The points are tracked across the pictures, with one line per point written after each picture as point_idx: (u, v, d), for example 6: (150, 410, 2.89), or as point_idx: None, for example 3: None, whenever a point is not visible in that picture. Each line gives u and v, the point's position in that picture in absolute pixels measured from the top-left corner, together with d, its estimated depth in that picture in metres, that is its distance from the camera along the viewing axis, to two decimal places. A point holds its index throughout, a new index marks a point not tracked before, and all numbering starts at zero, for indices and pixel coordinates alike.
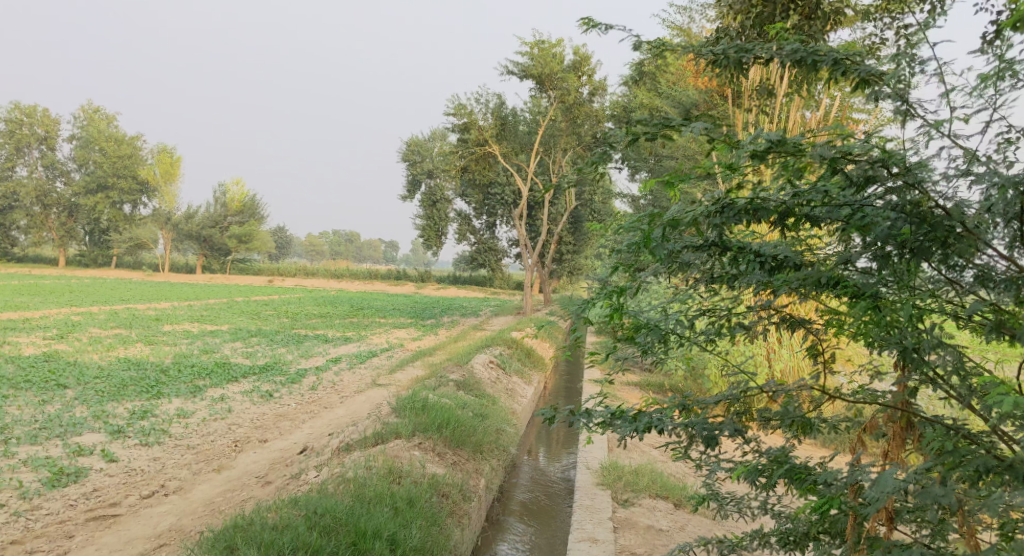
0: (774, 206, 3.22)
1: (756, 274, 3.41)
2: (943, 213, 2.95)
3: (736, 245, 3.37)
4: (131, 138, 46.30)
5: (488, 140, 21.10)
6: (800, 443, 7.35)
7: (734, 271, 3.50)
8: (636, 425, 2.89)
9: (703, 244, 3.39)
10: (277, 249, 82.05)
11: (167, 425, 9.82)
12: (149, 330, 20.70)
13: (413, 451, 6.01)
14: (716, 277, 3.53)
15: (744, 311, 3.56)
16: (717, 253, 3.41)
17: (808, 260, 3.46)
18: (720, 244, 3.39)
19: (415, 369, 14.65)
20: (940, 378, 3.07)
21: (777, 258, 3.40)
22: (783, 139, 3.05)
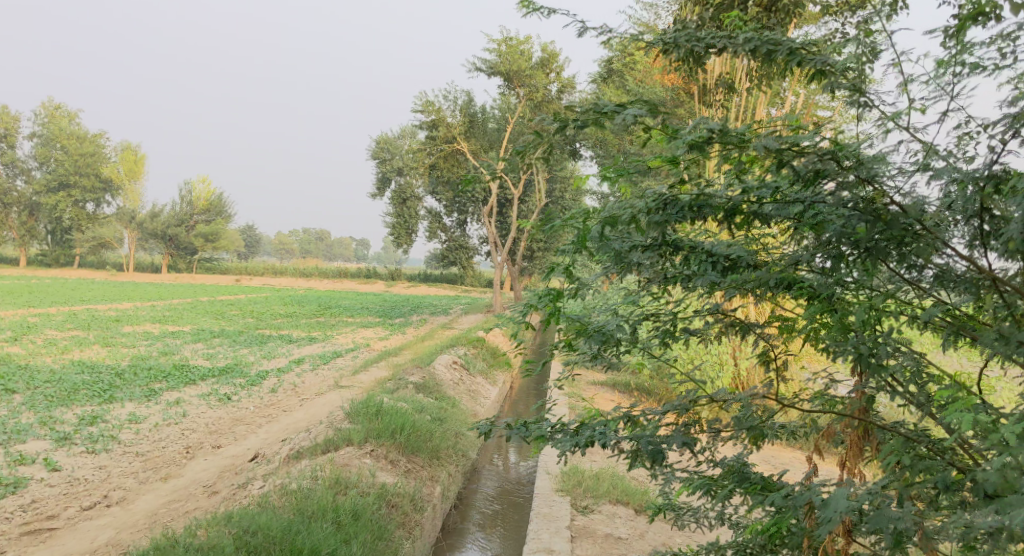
0: (720, 203, 3.03)
1: (707, 275, 3.24)
2: (898, 210, 2.76)
3: (685, 245, 3.19)
4: (94, 136, 45.31)
5: (456, 137, 20.84)
6: (766, 446, 7.22)
7: (686, 272, 3.32)
8: (576, 439, 2.74)
9: (652, 244, 3.22)
10: (246, 247, 81.04)
11: (117, 431, 9.48)
12: (109, 331, 20.19)
13: (364, 459, 5.79)
14: (666, 279, 3.36)
15: (695, 314, 3.39)
16: (665, 253, 3.23)
17: (762, 259, 3.28)
18: (667, 244, 3.22)
19: (380, 369, 14.38)
20: (898, 385, 2.90)
21: (729, 258, 3.25)
22: (726, 129, 2.84)
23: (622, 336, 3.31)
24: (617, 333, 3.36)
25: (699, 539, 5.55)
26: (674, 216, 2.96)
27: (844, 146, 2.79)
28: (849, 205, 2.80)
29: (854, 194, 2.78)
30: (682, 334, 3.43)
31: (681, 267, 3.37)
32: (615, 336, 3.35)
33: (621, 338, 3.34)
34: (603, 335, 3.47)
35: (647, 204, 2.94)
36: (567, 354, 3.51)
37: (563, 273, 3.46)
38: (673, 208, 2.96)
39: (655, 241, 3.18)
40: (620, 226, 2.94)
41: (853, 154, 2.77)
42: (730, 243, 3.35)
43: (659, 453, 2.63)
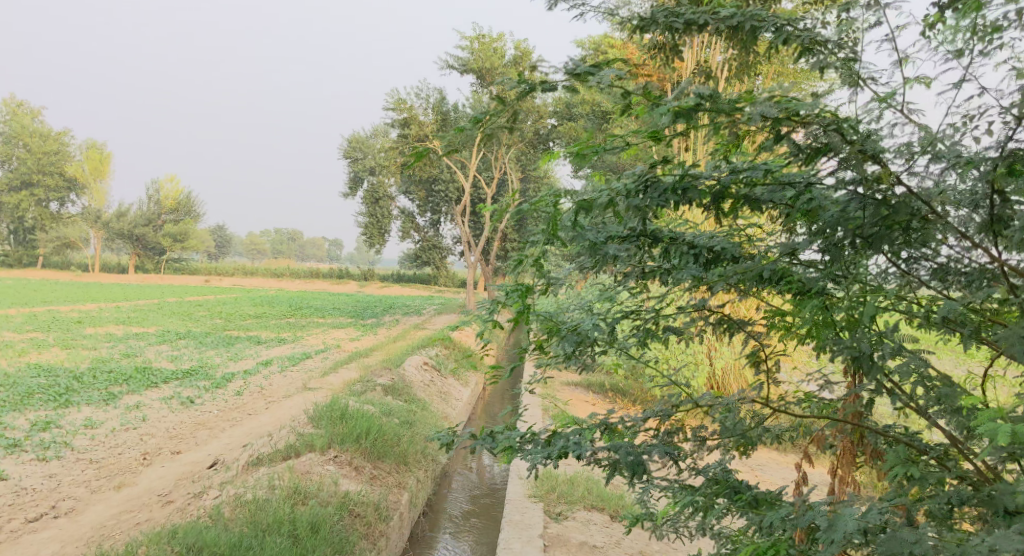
0: (707, 185, 2.79)
1: (690, 268, 3.01)
2: (904, 194, 2.54)
3: (666, 235, 2.98)
4: (58, 134, 44.27)
5: (429, 136, 20.52)
6: (758, 450, 7.06)
7: (667, 265, 3.10)
8: (548, 451, 2.53)
9: (630, 234, 3.00)
10: (217, 248, 79.96)
11: (71, 438, 9.08)
12: (70, 334, 19.59)
13: (327, 466, 5.50)
14: (646, 273, 3.13)
15: (676, 312, 3.17)
16: (645, 243, 3.02)
17: (748, 252, 3.06)
18: (648, 233, 3.00)
19: (350, 371, 14.04)
20: (898, 389, 2.68)
21: (712, 250, 3.02)
22: (715, 95, 2.60)
23: (600, 336, 3.09)
24: (594, 334, 3.13)
25: (678, 549, 5.33)
26: (656, 199, 2.73)
27: (846, 119, 2.58)
28: (850, 185, 2.60)
29: (855, 172, 2.57)
30: (662, 333, 3.21)
31: (660, 259, 3.15)
32: (591, 334, 3.13)
33: (598, 338, 3.11)
34: (577, 337, 3.23)
35: (627, 187, 2.72)
36: (536, 358, 3.27)
37: (534, 266, 3.23)
38: (655, 190, 2.74)
39: (634, 231, 2.96)
40: (597, 210, 2.72)
41: (856, 129, 2.57)
42: (714, 233, 3.14)
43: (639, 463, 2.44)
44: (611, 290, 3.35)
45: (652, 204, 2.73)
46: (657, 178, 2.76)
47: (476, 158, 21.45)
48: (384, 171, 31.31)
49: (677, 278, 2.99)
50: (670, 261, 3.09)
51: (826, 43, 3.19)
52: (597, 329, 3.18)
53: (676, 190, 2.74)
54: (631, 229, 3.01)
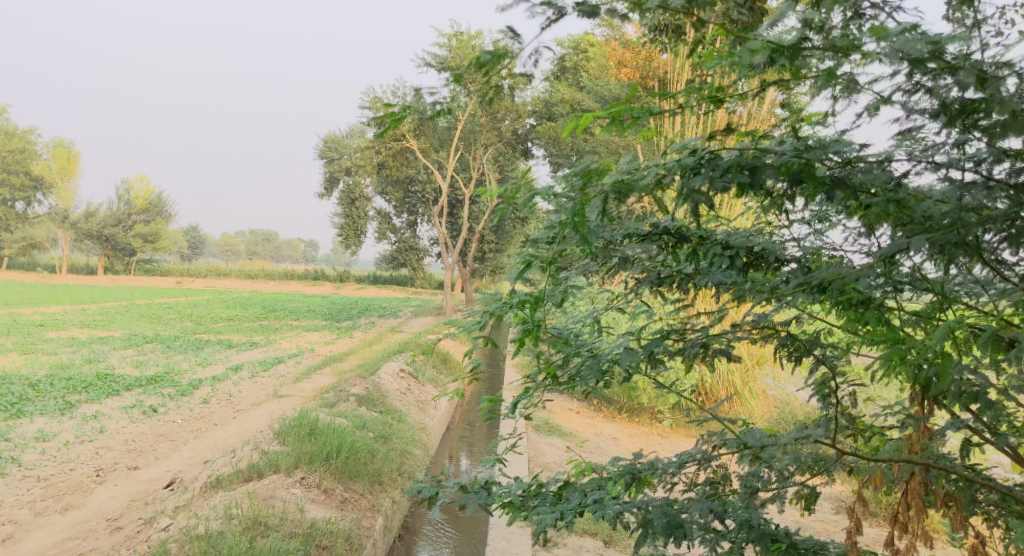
0: (782, 166, 2.55)
1: (717, 274, 2.91)
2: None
3: (697, 235, 2.90)
4: (24, 132, 43.25)
5: (406, 135, 20.20)
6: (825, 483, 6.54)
7: (690, 269, 2.97)
8: (562, 513, 2.68)
9: (651, 232, 2.89)
10: (189, 250, 78.72)
11: (19, 453, 8.46)
12: (30, 338, 18.80)
13: (293, 489, 4.96)
14: (670, 280, 2.98)
15: (722, 328, 2.96)
16: (669, 242, 2.90)
17: (788, 259, 2.90)
18: (673, 233, 2.90)
19: (323, 377, 13.45)
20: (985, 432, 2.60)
21: (750, 252, 2.88)
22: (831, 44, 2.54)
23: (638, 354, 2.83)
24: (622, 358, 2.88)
25: None
26: (717, 179, 2.58)
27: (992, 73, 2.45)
28: (982, 161, 2.63)
29: (993, 145, 2.61)
30: (706, 353, 2.98)
31: (684, 262, 3.04)
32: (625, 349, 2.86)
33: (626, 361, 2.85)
34: (601, 367, 2.94)
35: (679, 162, 2.61)
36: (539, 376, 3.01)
37: (543, 274, 2.94)
38: (713, 164, 2.60)
39: (662, 230, 2.87)
40: (638, 193, 2.59)
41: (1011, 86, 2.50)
42: (747, 234, 3.02)
43: (674, 523, 2.56)
44: (623, 299, 3.15)
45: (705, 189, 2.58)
46: (712, 159, 2.63)
47: (453, 158, 21.04)
48: (360, 170, 30.70)
49: (702, 283, 2.91)
50: (701, 264, 2.96)
51: (883, 5, 2.73)
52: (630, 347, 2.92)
53: (738, 168, 2.58)
54: (655, 229, 2.92)
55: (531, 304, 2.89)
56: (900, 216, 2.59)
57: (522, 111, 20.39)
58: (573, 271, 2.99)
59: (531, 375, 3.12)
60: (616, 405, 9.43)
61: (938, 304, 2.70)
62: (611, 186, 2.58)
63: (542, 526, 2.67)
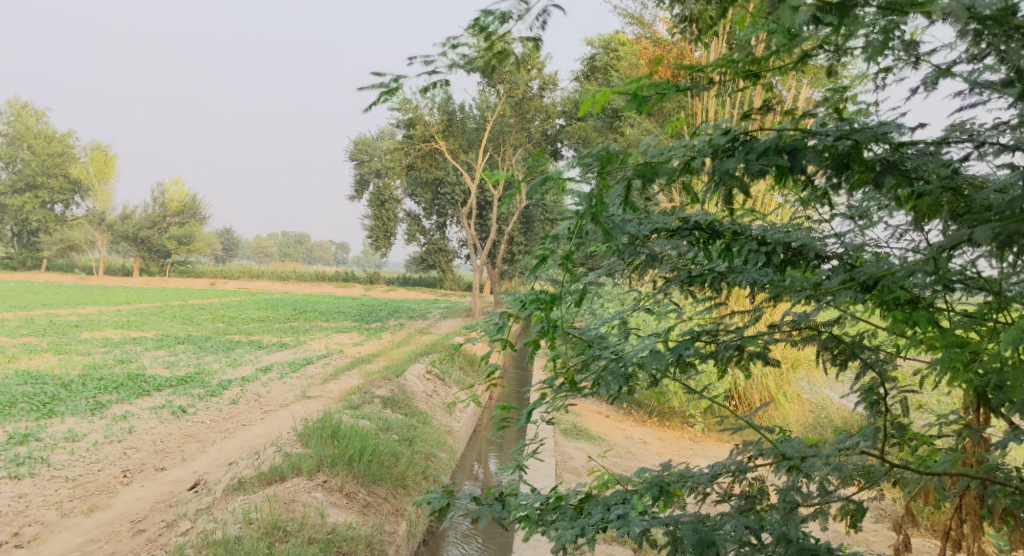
0: (824, 150, 2.47)
1: (753, 272, 2.78)
2: None
3: (730, 230, 2.77)
4: (63, 136, 44.27)
5: (435, 136, 20.37)
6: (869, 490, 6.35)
7: (724, 267, 2.85)
8: (582, 529, 2.59)
9: (681, 227, 2.77)
10: (223, 252, 79.83)
11: (49, 452, 8.53)
12: (66, 338, 19.10)
13: (315, 493, 4.88)
14: (701, 278, 2.87)
15: (759, 330, 2.83)
16: (699, 238, 2.78)
17: (830, 255, 2.76)
18: (704, 227, 2.78)
19: (352, 378, 13.46)
20: None
21: (789, 248, 2.74)
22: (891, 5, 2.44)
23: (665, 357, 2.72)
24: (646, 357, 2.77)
25: None
26: (753, 161, 2.48)
27: None
28: None
29: None
30: (741, 357, 2.84)
31: (716, 259, 2.93)
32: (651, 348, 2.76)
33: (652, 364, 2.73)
34: (624, 372, 2.82)
35: (710, 141, 2.52)
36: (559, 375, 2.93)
37: (562, 267, 2.84)
38: (748, 146, 2.50)
39: (691, 225, 2.75)
40: (664, 177, 2.48)
41: None
42: (785, 228, 2.89)
43: (706, 541, 2.44)
44: (651, 298, 3.03)
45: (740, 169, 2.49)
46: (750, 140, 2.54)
47: (482, 158, 21.13)
48: (389, 172, 30.89)
49: (736, 281, 2.79)
50: (734, 261, 2.85)
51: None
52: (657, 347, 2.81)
53: (777, 150, 2.48)
54: (685, 223, 2.80)
55: (547, 302, 2.77)
56: (954, 203, 2.49)
57: (551, 111, 20.46)
58: (594, 274, 2.89)
59: (549, 381, 3.01)
60: (647, 409, 9.27)
61: (993, 304, 2.58)
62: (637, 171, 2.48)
63: (562, 542, 2.58)
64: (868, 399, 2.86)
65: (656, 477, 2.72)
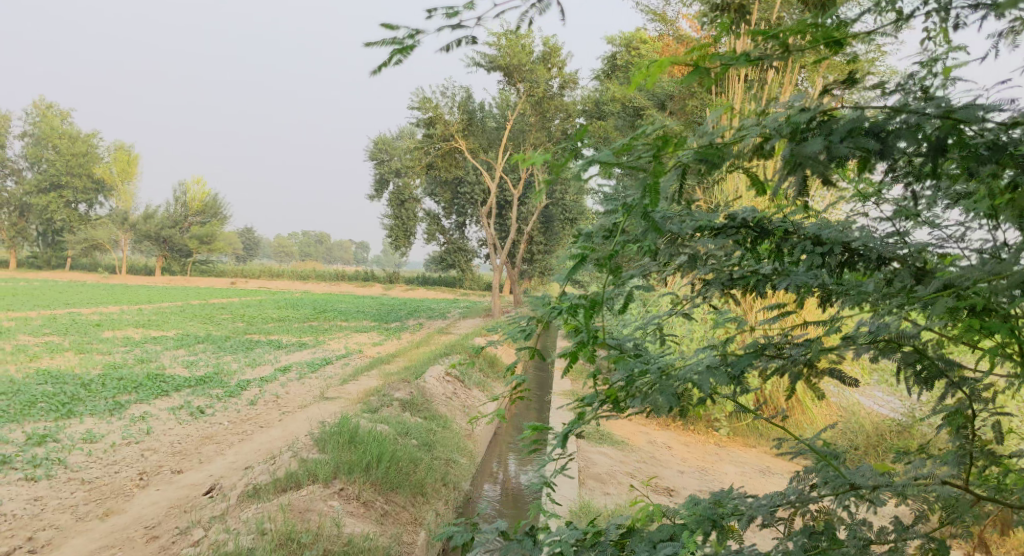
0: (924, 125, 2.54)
1: (801, 274, 2.81)
2: None
3: (781, 229, 2.82)
4: (87, 136, 44.79)
5: (455, 135, 20.32)
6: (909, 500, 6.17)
7: (769, 269, 2.90)
8: None
9: (726, 225, 2.82)
10: (243, 252, 80.30)
11: (66, 453, 8.47)
12: (87, 337, 19.17)
13: (332, 502, 4.74)
14: (745, 284, 2.91)
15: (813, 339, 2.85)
16: (746, 236, 2.83)
17: (891, 256, 2.77)
18: (751, 225, 2.83)
19: (371, 379, 13.33)
20: None
21: (844, 250, 2.78)
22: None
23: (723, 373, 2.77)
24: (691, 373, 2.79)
25: None
26: (839, 142, 2.55)
27: None
28: None
29: None
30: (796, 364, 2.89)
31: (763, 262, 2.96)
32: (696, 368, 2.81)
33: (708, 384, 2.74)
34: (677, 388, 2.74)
35: (790, 120, 2.55)
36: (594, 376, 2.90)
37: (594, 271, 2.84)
38: (830, 128, 2.55)
39: (737, 221, 2.82)
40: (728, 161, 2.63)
41: None
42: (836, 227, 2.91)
43: None
44: (689, 303, 3.01)
45: (823, 154, 2.54)
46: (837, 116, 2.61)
47: (502, 157, 21.05)
48: (409, 171, 30.85)
49: (782, 284, 2.81)
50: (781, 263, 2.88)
51: None
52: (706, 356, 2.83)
53: (862, 130, 2.55)
54: (730, 221, 2.85)
55: (588, 308, 2.61)
56: None
57: (572, 110, 20.37)
58: (633, 273, 2.81)
59: (588, 400, 2.83)
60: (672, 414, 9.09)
61: None
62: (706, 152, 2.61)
63: None
64: (954, 422, 2.91)
65: (707, 511, 2.74)
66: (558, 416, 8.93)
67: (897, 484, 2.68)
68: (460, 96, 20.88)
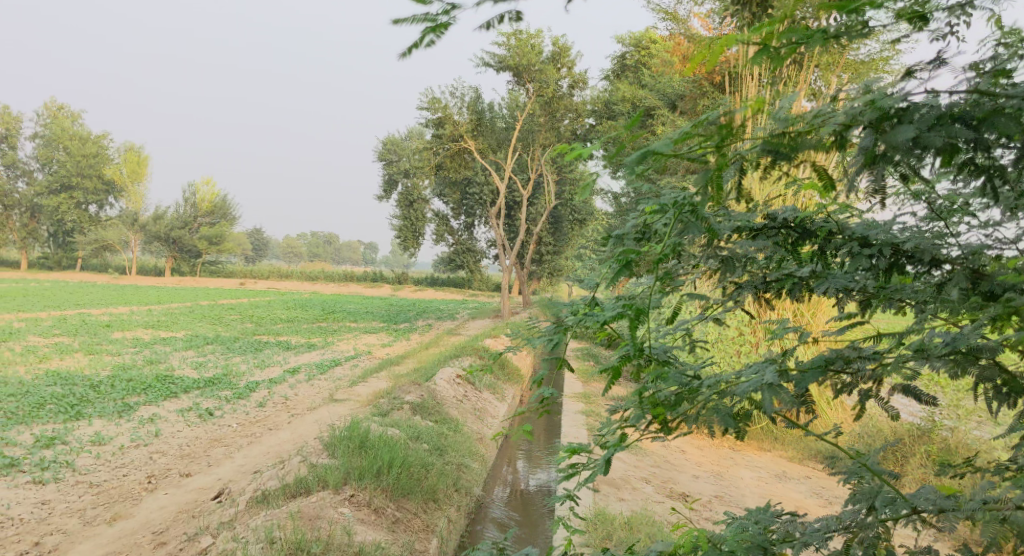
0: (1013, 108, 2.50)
1: (840, 279, 3.08)
2: None
3: (827, 228, 3.11)
4: (97, 137, 45.02)
5: (464, 136, 20.30)
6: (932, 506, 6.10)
7: (805, 273, 3.21)
8: None
9: (767, 225, 3.16)
10: (252, 253, 80.52)
11: (75, 456, 8.41)
12: (96, 338, 19.17)
13: (342, 509, 4.65)
14: (781, 286, 3.22)
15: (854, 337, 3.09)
16: (787, 236, 3.17)
17: (936, 258, 2.95)
18: (792, 224, 3.17)
19: (380, 380, 13.26)
20: None
21: (890, 248, 3.01)
22: None
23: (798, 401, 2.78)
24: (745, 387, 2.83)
25: None
26: (932, 132, 2.51)
27: None
28: None
29: None
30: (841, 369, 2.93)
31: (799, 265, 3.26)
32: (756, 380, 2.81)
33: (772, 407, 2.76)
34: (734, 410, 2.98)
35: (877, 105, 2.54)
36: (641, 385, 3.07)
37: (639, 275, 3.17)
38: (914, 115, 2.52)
39: (780, 219, 3.17)
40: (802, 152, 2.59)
41: None
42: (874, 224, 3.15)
43: None
44: (722, 309, 3.31)
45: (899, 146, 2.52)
46: (928, 104, 2.55)
47: (511, 157, 21.01)
48: (418, 172, 30.83)
49: (822, 289, 3.10)
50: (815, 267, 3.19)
51: None
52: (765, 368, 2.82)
53: (952, 118, 2.52)
54: (771, 222, 3.18)
55: (634, 315, 2.92)
56: None
57: (581, 110, 20.32)
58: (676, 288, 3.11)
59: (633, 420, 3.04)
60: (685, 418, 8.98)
61: None
62: (784, 144, 2.60)
63: None
64: None
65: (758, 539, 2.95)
66: (571, 418, 8.86)
67: (965, 511, 2.81)
68: (469, 96, 20.80)
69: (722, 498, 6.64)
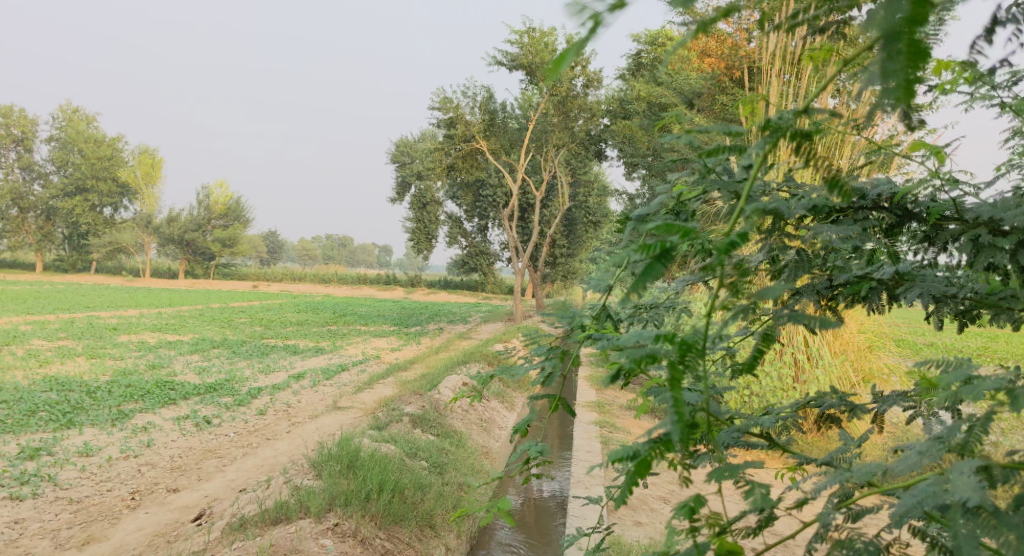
0: None
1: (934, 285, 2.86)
2: None
3: (940, 209, 2.87)
4: (112, 139, 45.11)
5: (476, 136, 19.86)
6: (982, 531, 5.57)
7: (891, 273, 2.95)
8: None
9: (860, 202, 2.93)
10: (268, 257, 80.52)
11: (58, 469, 7.96)
12: (101, 342, 18.81)
13: (324, 542, 4.18)
14: (854, 290, 2.99)
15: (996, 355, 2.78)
16: (882, 219, 2.95)
17: None
18: (888, 205, 2.94)
19: (387, 386, 12.79)
20: None
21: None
22: None
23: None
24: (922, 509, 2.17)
25: None
26: None
27: None
28: None
29: None
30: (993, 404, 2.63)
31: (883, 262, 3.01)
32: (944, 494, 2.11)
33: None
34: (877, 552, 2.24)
35: None
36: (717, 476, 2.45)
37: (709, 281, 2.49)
38: None
39: (872, 200, 2.94)
40: None
41: None
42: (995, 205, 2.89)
43: None
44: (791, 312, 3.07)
45: None
46: None
47: (523, 158, 20.56)
48: (430, 173, 30.39)
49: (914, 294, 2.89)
50: (901, 267, 2.96)
51: None
52: (967, 482, 2.10)
53: None
54: (861, 200, 2.94)
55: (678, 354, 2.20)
56: None
57: (596, 109, 19.86)
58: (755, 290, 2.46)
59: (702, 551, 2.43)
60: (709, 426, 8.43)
61: None
62: None
63: None
64: None
65: None
66: (582, 430, 8.36)
67: None
68: (481, 96, 20.39)
69: (747, 520, 6.16)
